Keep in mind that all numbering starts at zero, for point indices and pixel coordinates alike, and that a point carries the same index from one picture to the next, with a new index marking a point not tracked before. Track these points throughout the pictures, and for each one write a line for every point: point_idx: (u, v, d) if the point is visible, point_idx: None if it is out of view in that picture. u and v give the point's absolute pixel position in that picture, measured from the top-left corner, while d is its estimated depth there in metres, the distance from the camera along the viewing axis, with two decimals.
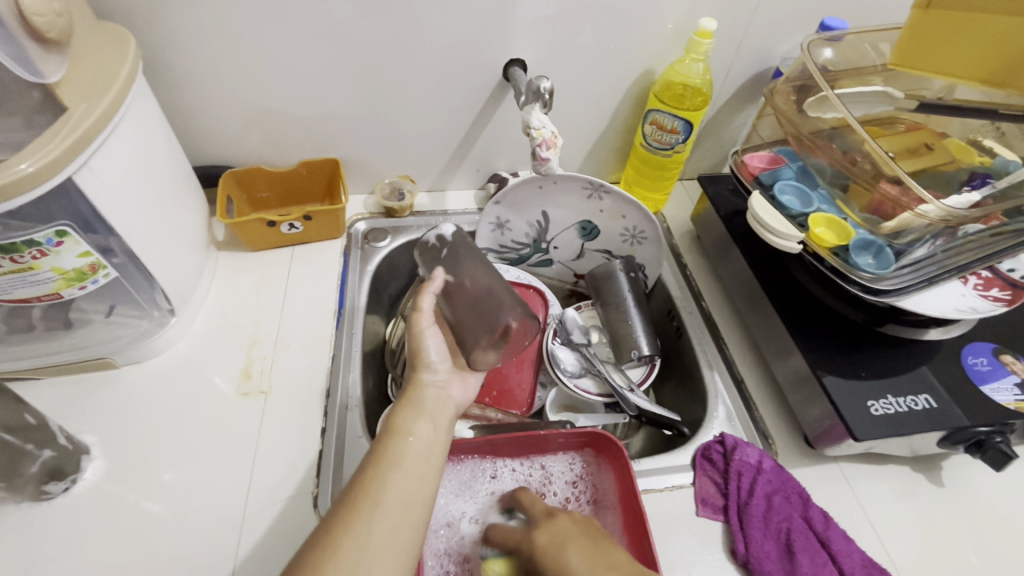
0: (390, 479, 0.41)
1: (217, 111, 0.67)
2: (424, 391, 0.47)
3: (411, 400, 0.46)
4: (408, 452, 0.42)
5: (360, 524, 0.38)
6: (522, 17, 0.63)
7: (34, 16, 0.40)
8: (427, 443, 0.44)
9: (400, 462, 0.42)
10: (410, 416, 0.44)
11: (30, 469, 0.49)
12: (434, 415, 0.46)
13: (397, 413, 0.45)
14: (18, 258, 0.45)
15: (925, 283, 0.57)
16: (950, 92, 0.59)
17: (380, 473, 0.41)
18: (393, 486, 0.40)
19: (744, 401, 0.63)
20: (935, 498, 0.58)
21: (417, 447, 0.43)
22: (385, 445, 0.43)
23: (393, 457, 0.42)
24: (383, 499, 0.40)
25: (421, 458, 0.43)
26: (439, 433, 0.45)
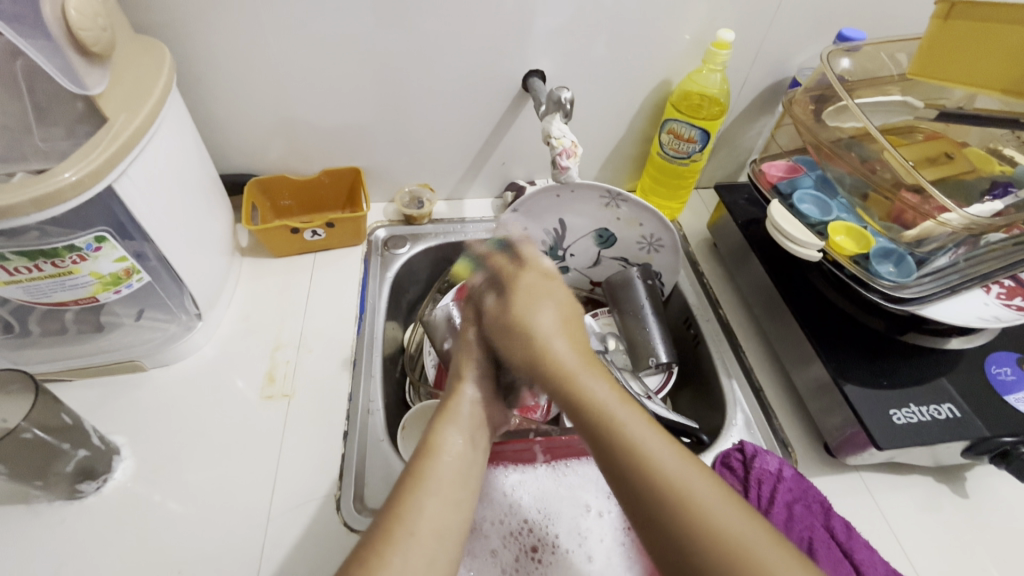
0: (425, 507, 0.40)
1: (244, 121, 0.69)
2: (461, 404, 0.49)
3: (450, 414, 0.48)
4: (443, 468, 0.43)
5: (397, 552, 0.36)
6: (541, 31, 0.65)
7: (80, 30, 0.41)
8: (459, 461, 0.44)
9: (436, 487, 0.41)
10: (446, 429, 0.46)
11: (63, 467, 0.51)
12: (472, 430, 0.47)
13: (434, 431, 0.46)
14: (59, 263, 0.47)
15: (949, 292, 0.57)
16: (971, 101, 0.60)
17: (414, 498, 0.40)
18: (430, 511, 0.39)
19: (763, 409, 0.63)
20: (959, 509, 0.57)
21: (452, 464, 0.44)
22: (422, 463, 0.43)
23: (428, 480, 0.42)
24: (419, 528, 0.38)
25: (455, 477, 0.43)
26: (476, 454, 0.46)
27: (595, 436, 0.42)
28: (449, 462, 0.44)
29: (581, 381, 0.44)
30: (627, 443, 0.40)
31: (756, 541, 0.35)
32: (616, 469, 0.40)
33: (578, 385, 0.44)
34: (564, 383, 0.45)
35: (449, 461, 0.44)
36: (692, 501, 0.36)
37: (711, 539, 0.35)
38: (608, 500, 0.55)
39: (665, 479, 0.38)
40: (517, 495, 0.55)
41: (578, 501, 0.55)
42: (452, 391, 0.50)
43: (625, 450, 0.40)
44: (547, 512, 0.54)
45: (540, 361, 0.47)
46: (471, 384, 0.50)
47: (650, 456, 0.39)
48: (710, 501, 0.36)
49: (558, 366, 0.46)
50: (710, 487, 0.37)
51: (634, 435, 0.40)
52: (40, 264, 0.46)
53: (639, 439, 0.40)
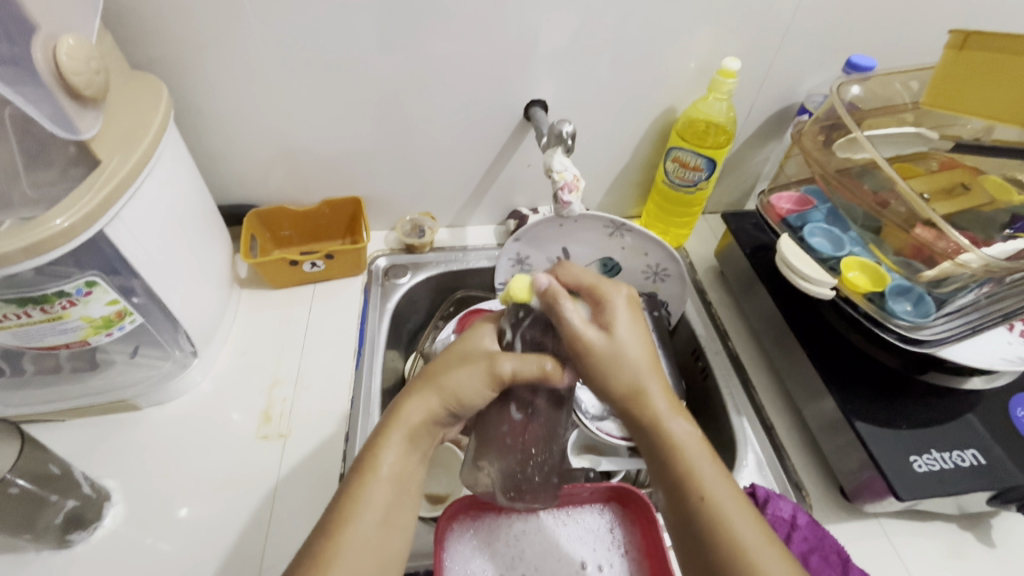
0: (359, 526, 0.39)
1: (244, 153, 0.68)
2: (411, 415, 0.43)
3: (396, 425, 0.42)
4: (384, 487, 0.41)
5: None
6: (542, 60, 0.64)
7: (71, 75, 0.41)
8: (399, 476, 0.41)
9: (366, 507, 0.40)
10: (394, 441, 0.42)
11: (53, 518, 0.50)
12: (422, 441, 0.43)
13: (375, 441, 0.42)
14: (49, 308, 0.46)
15: (970, 331, 0.54)
16: (989, 132, 0.58)
17: (350, 512, 0.39)
18: (361, 539, 0.39)
19: (774, 449, 0.60)
20: (986, 559, 0.54)
21: (388, 485, 0.41)
22: (358, 484, 0.40)
23: (361, 500, 0.40)
24: (342, 556, 0.38)
25: (392, 498, 0.41)
26: (416, 468, 0.43)
27: (691, 507, 0.40)
28: (389, 485, 0.41)
29: (673, 428, 0.42)
30: (714, 510, 0.39)
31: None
32: (689, 528, 0.40)
33: (683, 454, 0.41)
34: (662, 437, 0.42)
35: (387, 484, 0.41)
36: (761, 569, 0.37)
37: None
38: (611, 553, 0.53)
39: (741, 551, 0.38)
40: (514, 549, 0.53)
41: (572, 559, 0.53)
42: (406, 396, 0.44)
43: (710, 518, 0.39)
44: (544, 569, 0.52)
45: (640, 400, 0.43)
46: (423, 408, 0.43)
47: (735, 530, 0.38)
48: (772, 564, 0.37)
49: (660, 419, 0.42)
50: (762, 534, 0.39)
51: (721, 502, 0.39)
52: (30, 310, 0.45)
53: (725, 510, 0.39)
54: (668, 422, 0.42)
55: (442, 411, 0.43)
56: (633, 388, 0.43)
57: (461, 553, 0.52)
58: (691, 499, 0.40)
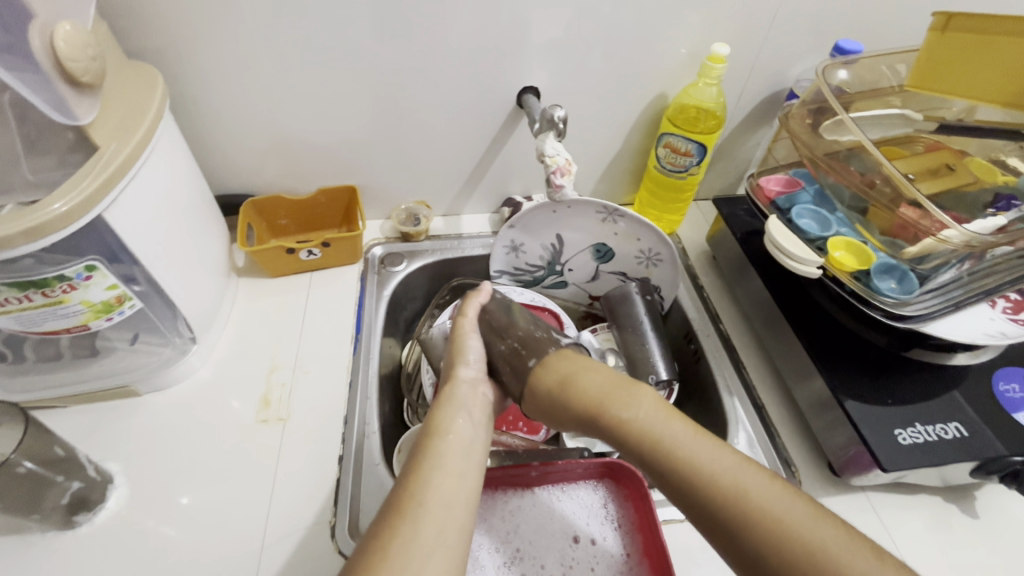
0: (433, 480, 0.40)
1: (239, 143, 0.69)
2: (459, 389, 0.48)
3: (448, 398, 0.47)
4: (452, 447, 0.43)
5: (406, 524, 0.37)
6: (535, 48, 0.65)
7: (69, 62, 0.42)
8: (461, 439, 0.44)
9: (441, 463, 0.42)
10: (452, 414, 0.46)
11: (59, 499, 0.51)
12: (471, 411, 0.47)
13: (436, 412, 0.46)
14: (49, 292, 0.47)
15: (953, 308, 0.56)
16: (971, 113, 0.60)
17: (424, 472, 0.41)
18: (435, 485, 0.40)
19: (765, 427, 0.62)
20: (969, 530, 0.55)
21: (456, 443, 0.44)
22: (426, 446, 0.43)
23: (435, 458, 0.42)
24: (427, 501, 0.39)
25: (458, 458, 0.43)
26: (478, 431, 0.46)
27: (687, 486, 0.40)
28: (454, 446, 0.43)
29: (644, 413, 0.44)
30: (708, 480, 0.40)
31: (799, 514, 0.38)
32: (692, 507, 0.40)
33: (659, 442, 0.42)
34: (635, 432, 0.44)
35: (453, 443, 0.43)
36: (765, 511, 0.38)
37: (768, 523, 0.38)
38: (604, 526, 0.54)
39: (727, 487, 0.39)
40: (509, 523, 0.54)
41: (566, 531, 0.54)
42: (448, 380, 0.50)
43: (700, 479, 0.40)
44: (538, 543, 0.53)
45: (604, 406, 0.45)
46: (467, 385, 0.49)
47: (732, 488, 0.39)
48: (770, 499, 0.38)
49: (629, 416, 0.44)
50: (756, 478, 0.40)
51: (713, 466, 0.40)
52: (31, 294, 0.46)
53: (696, 453, 0.41)
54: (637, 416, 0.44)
55: (480, 391, 0.49)
56: (602, 394, 0.46)
57: None
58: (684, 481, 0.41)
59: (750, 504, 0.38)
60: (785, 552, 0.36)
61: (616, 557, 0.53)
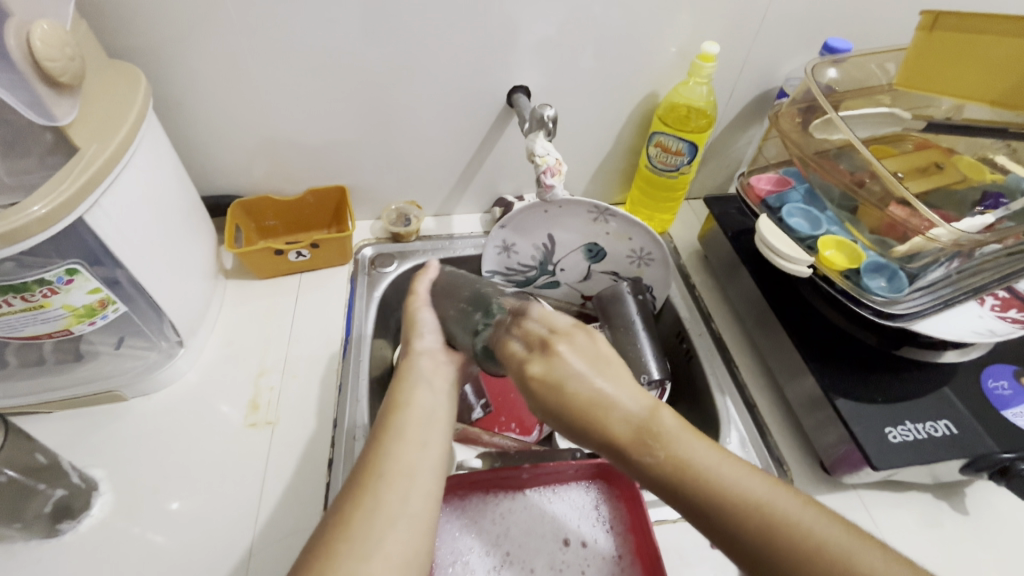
0: (393, 449, 0.40)
1: (226, 143, 0.68)
2: (418, 361, 0.48)
3: (409, 371, 0.47)
4: (412, 417, 0.42)
5: (369, 494, 0.37)
6: (525, 47, 0.64)
7: (46, 61, 0.41)
8: (423, 411, 0.43)
9: (401, 433, 0.41)
10: (411, 386, 0.45)
11: (41, 508, 0.50)
12: (433, 381, 0.46)
13: (397, 387, 0.45)
14: (29, 297, 0.46)
15: (942, 305, 0.56)
16: (959, 112, 0.59)
17: (384, 444, 0.40)
18: (397, 454, 0.39)
19: (757, 427, 0.62)
20: (958, 527, 0.56)
21: (417, 414, 0.43)
22: (388, 418, 0.42)
23: (395, 430, 0.41)
24: (388, 469, 0.38)
25: (420, 428, 0.42)
26: (439, 399, 0.45)
27: (704, 502, 0.36)
28: (415, 417, 0.42)
29: (653, 420, 0.38)
30: (727, 496, 0.36)
31: (825, 529, 0.34)
32: (707, 525, 0.36)
33: (670, 453, 0.37)
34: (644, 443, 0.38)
35: (413, 413, 0.43)
36: (790, 526, 0.35)
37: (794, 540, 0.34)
38: (595, 528, 0.54)
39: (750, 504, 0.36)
40: (499, 526, 0.54)
41: (557, 534, 0.54)
42: (406, 355, 0.49)
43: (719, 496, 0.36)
44: (528, 546, 0.53)
45: (610, 416, 0.39)
46: (424, 355, 0.49)
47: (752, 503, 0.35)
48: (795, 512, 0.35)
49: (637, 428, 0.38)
50: (775, 490, 0.36)
51: (730, 479, 0.36)
52: (10, 299, 0.45)
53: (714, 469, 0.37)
54: (643, 421, 0.38)
55: (441, 362, 0.49)
56: (606, 394, 0.39)
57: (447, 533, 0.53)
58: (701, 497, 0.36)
59: (775, 520, 0.35)
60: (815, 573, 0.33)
61: (607, 559, 0.53)
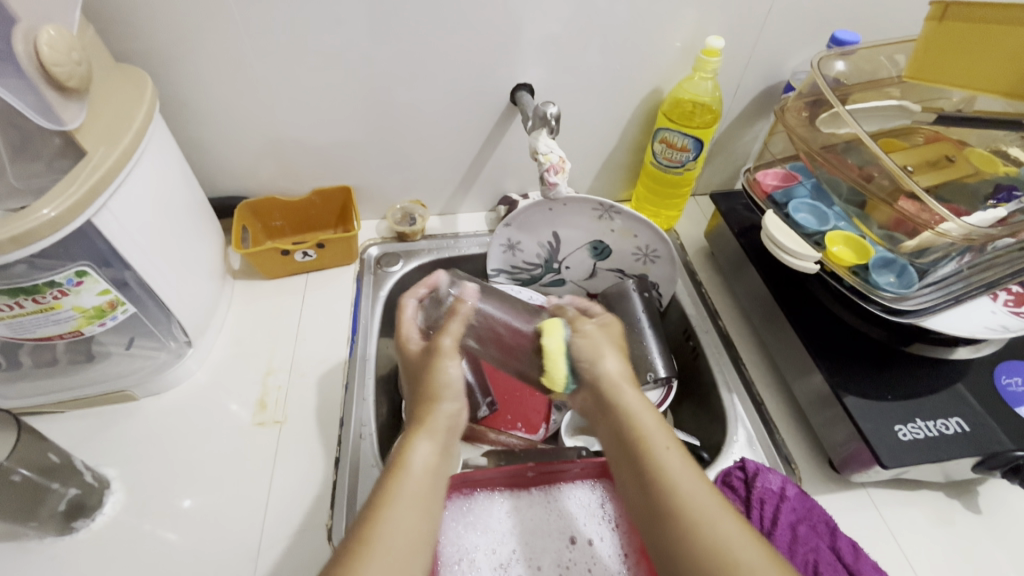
0: (395, 524, 0.38)
1: (232, 145, 0.68)
2: (438, 417, 0.45)
3: (426, 426, 0.44)
4: (415, 483, 0.41)
5: (365, 574, 0.35)
6: (529, 44, 0.64)
7: (54, 67, 0.41)
8: (428, 479, 0.42)
9: (404, 503, 0.39)
10: (422, 435, 0.43)
11: (56, 506, 0.51)
12: (445, 443, 0.44)
13: (405, 444, 0.43)
14: (40, 299, 0.47)
15: (953, 302, 0.55)
16: (971, 103, 0.59)
17: (383, 516, 0.38)
18: (394, 533, 0.38)
19: (764, 424, 0.61)
20: (972, 526, 0.55)
21: (422, 483, 0.41)
22: (391, 483, 0.41)
23: (398, 501, 0.39)
24: (387, 546, 0.37)
25: (421, 500, 0.41)
26: (443, 466, 0.44)
27: (656, 499, 0.40)
28: (418, 480, 0.41)
29: (642, 421, 0.44)
30: (679, 502, 0.39)
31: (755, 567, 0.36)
32: (665, 540, 0.39)
33: (660, 471, 0.41)
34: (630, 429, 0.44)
35: (417, 478, 0.41)
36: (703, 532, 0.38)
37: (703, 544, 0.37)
38: (600, 527, 0.54)
39: (680, 503, 0.39)
40: (506, 524, 0.54)
41: (563, 532, 0.54)
42: (426, 400, 0.45)
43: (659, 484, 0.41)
44: (534, 544, 0.53)
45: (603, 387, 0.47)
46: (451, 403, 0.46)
47: (699, 519, 0.38)
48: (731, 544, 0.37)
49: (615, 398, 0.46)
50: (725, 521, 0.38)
51: (672, 471, 0.41)
52: (21, 301, 0.46)
53: (665, 461, 0.41)
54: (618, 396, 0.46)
55: (460, 411, 0.47)
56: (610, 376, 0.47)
57: (453, 530, 0.53)
58: (656, 492, 0.40)
59: (710, 542, 0.37)
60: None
61: (613, 557, 0.53)
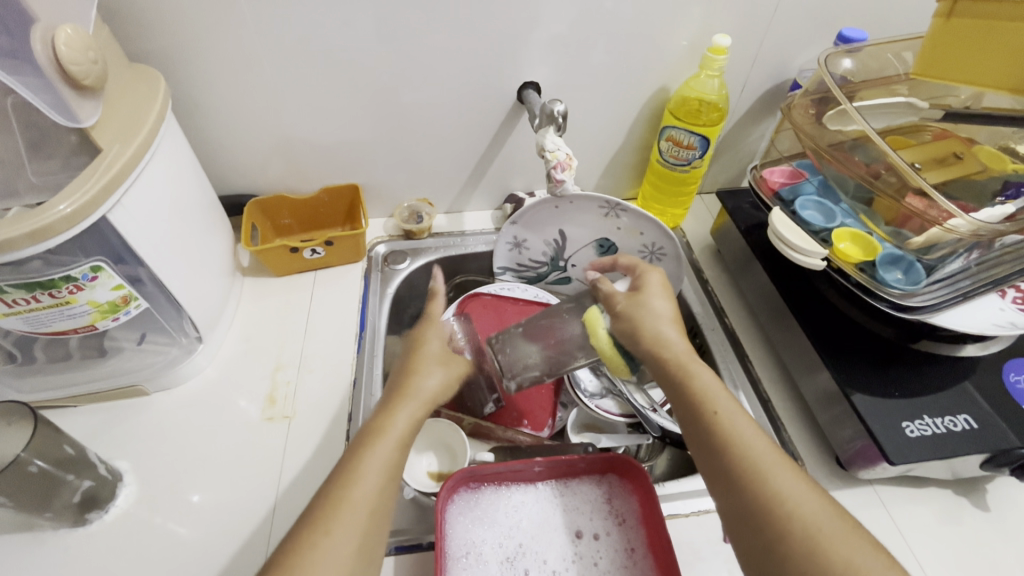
0: (366, 476, 0.42)
1: (242, 143, 0.69)
2: (419, 386, 0.51)
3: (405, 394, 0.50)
4: (391, 446, 0.45)
5: (338, 515, 0.40)
6: (536, 42, 0.64)
7: (71, 65, 0.42)
8: (403, 441, 0.46)
9: (379, 458, 0.44)
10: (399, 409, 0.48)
11: (70, 497, 0.52)
12: (423, 411, 0.50)
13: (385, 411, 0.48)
14: (56, 293, 0.47)
15: (961, 298, 0.55)
16: (978, 101, 0.58)
17: (358, 468, 0.43)
18: (367, 485, 0.42)
19: (770, 421, 0.62)
20: (980, 524, 0.55)
21: (397, 443, 0.46)
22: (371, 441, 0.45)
23: (373, 455, 0.44)
24: (358, 493, 0.41)
25: (396, 457, 0.45)
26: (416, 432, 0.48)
27: (722, 452, 0.42)
28: (393, 445, 0.45)
29: (705, 383, 0.45)
30: (747, 454, 0.41)
31: (822, 517, 0.37)
32: (736, 498, 0.40)
33: (728, 432, 0.42)
34: (691, 388, 0.45)
35: (393, 443, 0.45)
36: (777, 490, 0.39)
37: (776, 502, 0.38)
38: (606, 522, 0.54)
39: (752, 462, 0.40)
40: (513, 518, 0.54)
41: (569, 526, 0.54)
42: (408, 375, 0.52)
43: (729, 443, 0.42)
44: (540, 538, 0.53)
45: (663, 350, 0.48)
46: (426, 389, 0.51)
47: (767, 470, 0.40)
48: (797, 493, 0.38)
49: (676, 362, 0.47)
50: (790, 471, 0.40)
51: (740, 431, 0.42)
52: (38, 296, 0.47)
53: (733, 423, 0.42)
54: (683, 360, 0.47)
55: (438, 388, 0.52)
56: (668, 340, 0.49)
57: (460, 523, 0.53)
58: (727, 450, 0.41)
59: (777, 492, 0.38)
60: (783, 533, 0.37)
61: (619, 552, 0.53)
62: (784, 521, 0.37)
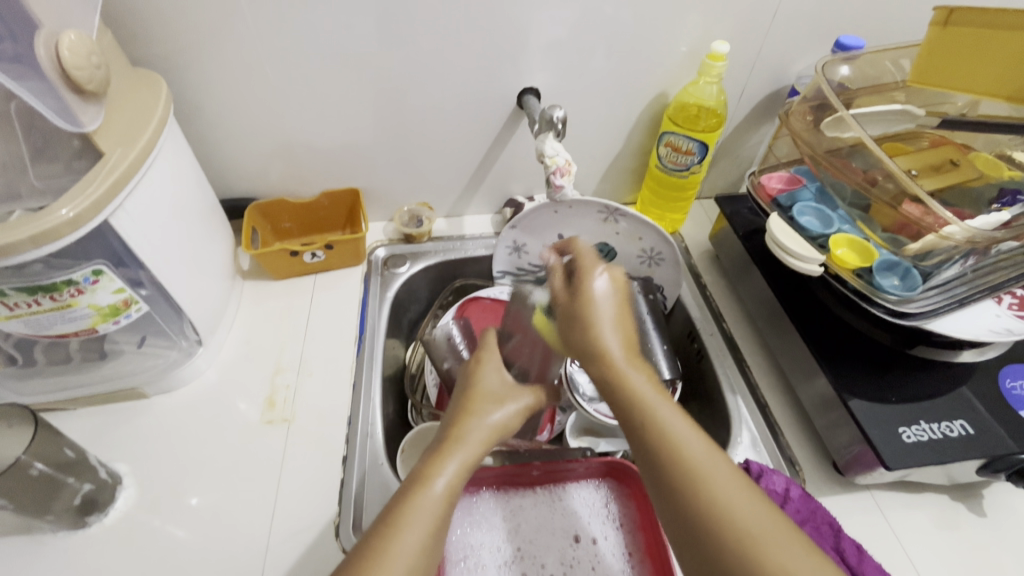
0: (407, 535, 0.36)
1: (242, 147, 0.69)
2: (474, 428, 0.44)
3: (457, 437, 0.43)
4: (433, 508, 0.38)
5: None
6: (536, 50, 0.65)
7: (74, 70, 0.42)
8: (451, 495, 0.39)
9: (420, 518, 0.37)
10: (448, 460, 0.41)
11: (71, 499, 0.52)
12: (475, 459, 0.42)
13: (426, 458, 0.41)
14: (58, 296, 0.48)
15: (958, 304, 0.56)
16: (975, 108, 0.59)
17: (399, 527, 0.36)
18: (408, 547, 0.36)
19: (769, 428, 0.61)
20: (976, 529, 0.55)
21: (444, 498, 0.39)
22: (412, 494, 0.38)
23: (413, 513, 0.37)
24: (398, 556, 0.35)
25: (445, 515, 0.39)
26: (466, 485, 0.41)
27: (664, 469, 0.38)
28: (440, 500, 0.39)
29: (638, 388, 0.41)
30: (687, 468, 0.37)
31: (769, 530, 0.35)
32: (681, 514, 0.37)
33: (668, 443, 0.39)
34: (624, 396, 0.42)
35: (437, 502, 0.38)
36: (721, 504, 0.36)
37: (722, 519, 0.35)
38: (604, 526, 0.55)
39: (692, 474, 0.37)
40: (510, 522, 0.54)
41: (568, 530, 0.54)
42: (459, 417, 0.45)
43: (669, 453, 0.38)
44: (538, 542, 0.54)
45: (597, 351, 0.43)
46: (482, 430, 0.44)
47: (709, 484, 0.36)
48: (744, 508, 0.35)
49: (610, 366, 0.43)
50: (734, 482, 0.37)
51: (681, 440, 0.39)
52: (39, 298, 0.47)
53: (674, 430, 0.39)
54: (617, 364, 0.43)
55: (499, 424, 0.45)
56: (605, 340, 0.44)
57: (459, 528, 0.53)
58: (666, 461, 0.38)
59: (720, 507, 0.36)
60: (727, 549, 0.34)
61: (617, 556, 0.53)
62: (732, 541, 0.34)
